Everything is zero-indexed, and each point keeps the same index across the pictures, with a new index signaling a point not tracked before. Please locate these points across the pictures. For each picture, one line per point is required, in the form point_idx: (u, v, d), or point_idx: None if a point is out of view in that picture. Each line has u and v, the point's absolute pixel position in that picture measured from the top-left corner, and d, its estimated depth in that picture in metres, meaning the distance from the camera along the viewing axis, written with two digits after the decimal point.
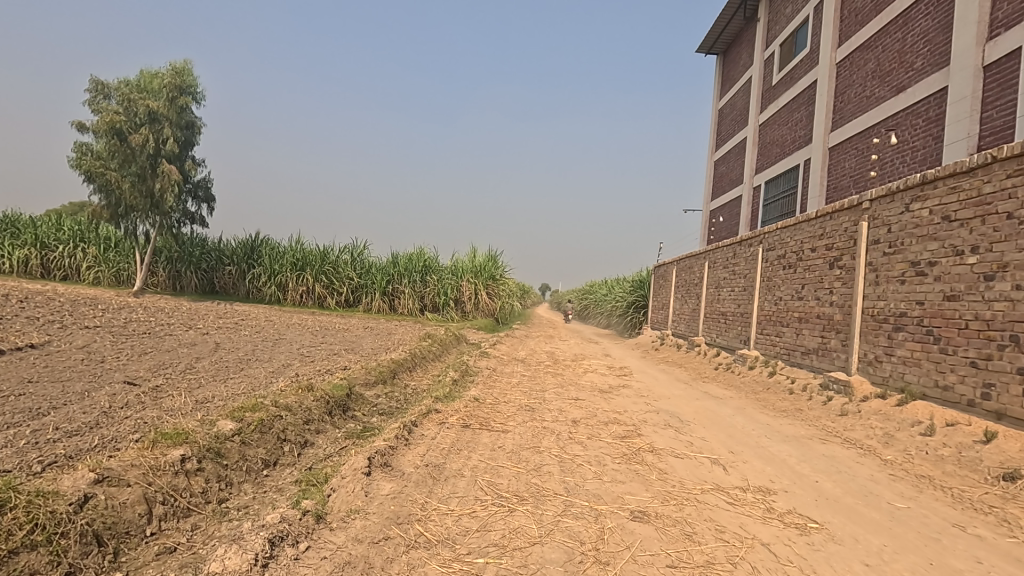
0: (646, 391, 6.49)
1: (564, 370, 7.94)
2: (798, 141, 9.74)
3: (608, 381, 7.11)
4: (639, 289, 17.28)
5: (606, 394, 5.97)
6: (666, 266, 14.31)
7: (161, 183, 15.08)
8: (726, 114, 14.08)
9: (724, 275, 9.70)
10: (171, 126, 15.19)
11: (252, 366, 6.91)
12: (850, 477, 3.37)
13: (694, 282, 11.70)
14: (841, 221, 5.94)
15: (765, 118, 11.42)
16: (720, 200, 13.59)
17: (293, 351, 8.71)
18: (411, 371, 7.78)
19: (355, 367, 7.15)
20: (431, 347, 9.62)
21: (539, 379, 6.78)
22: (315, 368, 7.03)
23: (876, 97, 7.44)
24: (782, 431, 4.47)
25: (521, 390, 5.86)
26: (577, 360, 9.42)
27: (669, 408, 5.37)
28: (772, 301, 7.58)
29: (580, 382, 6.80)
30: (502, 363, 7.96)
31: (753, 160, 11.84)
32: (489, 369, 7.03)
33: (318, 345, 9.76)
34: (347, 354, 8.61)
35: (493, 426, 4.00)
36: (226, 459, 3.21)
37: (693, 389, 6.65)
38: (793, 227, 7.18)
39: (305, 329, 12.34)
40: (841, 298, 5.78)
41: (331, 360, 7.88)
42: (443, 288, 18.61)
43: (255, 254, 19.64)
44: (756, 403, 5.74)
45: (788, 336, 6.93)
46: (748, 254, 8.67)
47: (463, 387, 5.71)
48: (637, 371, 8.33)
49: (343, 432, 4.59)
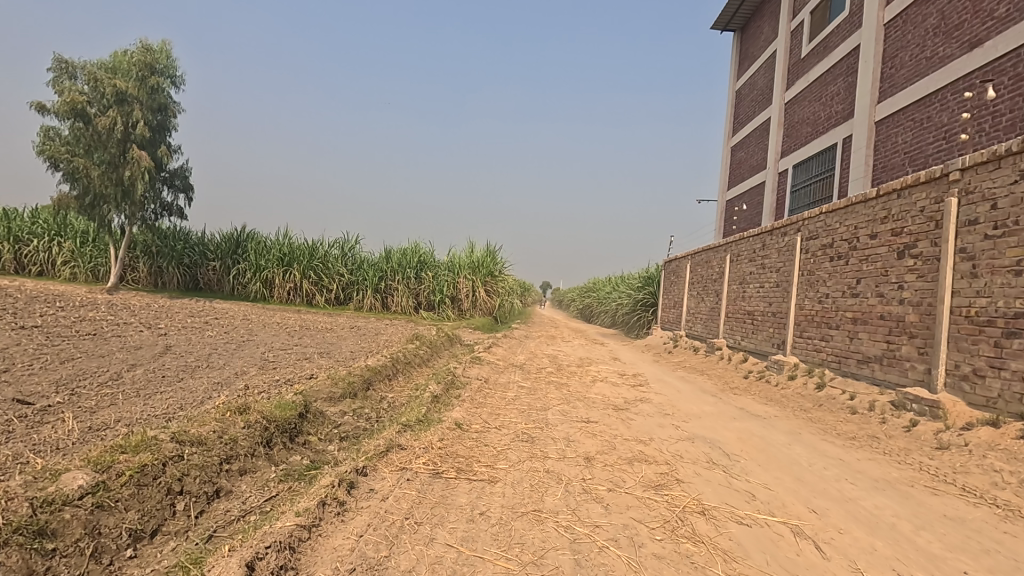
0: (670, 408, 5.34)
1: (569, 380, 6.78)
2: (834, 117, 8.59)
3: (621, 393, 5.99)
4: (647, 287, 16.17)
5: (623, 414, 4.82)
6: (679, 260, 13.16)
7: (131, 169, 13.95)
8: (745, 96, 12.93)
9: (751, 269, 8.56)
10: (141, 108, 14.04)
11: (195, 376, 5.73)
12: (1012, 565, 2.22)
13: (712, 278, 10.54)
14: (915, 199, 4.81)
15: (792, 95, 10.26)
16: (739, 188, 12.44)
17: (257, 355, 7.57)
18: (388, 381, 6.62)
19: (319, 378, 6.00)
20: (418, 351, 8.50)
21: (538, 393, 5.62)
22: (271, 378, 5.89)
23: (939, 58, 6.31)
24: (867, 473, 3.34)
25: (518, 409, 4.71)
26: (582, 366, 8.26)
27: (706, 435, 4.22)
28: (815, 299, 6.44)
29: (589, 397, 5.65)
30: (495, 371, 6.80)
31: (777, 142, 10.68)
32: (479, 380, 5.89)
33: (287, 348, 8.58)
34: (317, 360, 7.45)
35: (475, 472, 2.86)
36: (55, 542, 2.10)
37: (727, 405, 5.49)
38: (843, 210, 6.04)
39: (281, 329, 11.22)
40: (917, 294, 4.64)
41: (296, 367, 6.73)
42: (439, 285, 17.44)
43: (239, 249, 18.51)
44: (812, 426, 4.60)
45: (838, 340, 5.80)
46: (782, 245, 7.51)
47: (444, 405, 4.56)
48: (654, 381, 7.17)
49: (281, 472, 3.45)
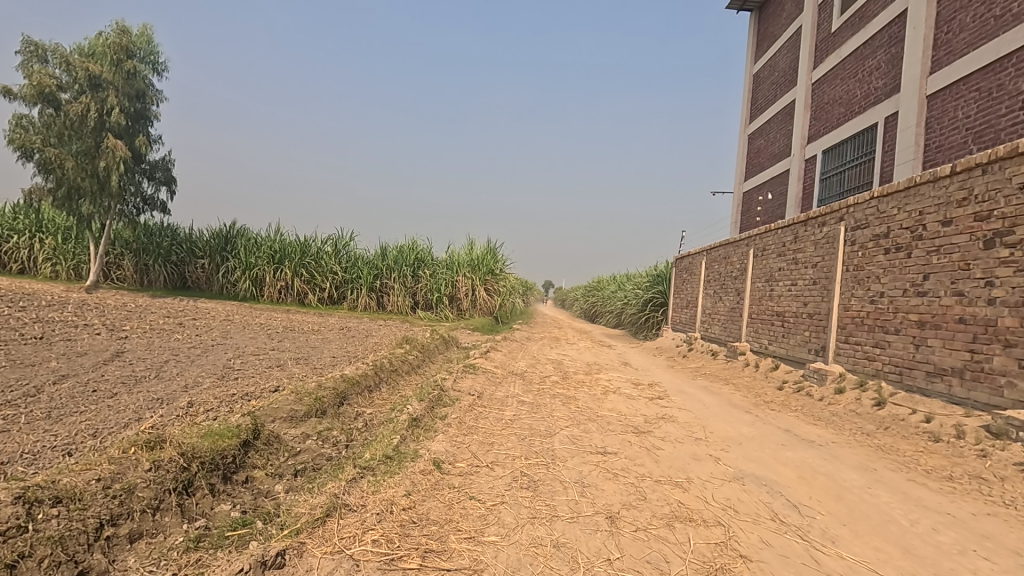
0: (701, 431, 4.40)
1: (577, 392, 5.86)
2: (874, 94, 7.65)
3: (640, 411, 5.10)
4: (656, 285, 15.26)
5: (647, 442, 3.90)
6: (693, 256, 12.23)
7: (106, 160, 13.05)
8: (763, 79, 12.00)
9: (780, 264, 7.63)
10: (116, 94, 13.10)
11: (132, 390, 4.80)
12: None
13: (731, 275, 9.62)
14: (1009, 174, 3.89)
15: (820, 74, 9.33)
16: (759, 179, 11.52)
17: (222, 362, 6.65)
18: (366, 394, 5.69)
19: (282, 393, 5.07)
20: (406, 358, 7.61)
21: (540, 411, 4.69)
22: (223, 393, 4.96)
23: (1014, 15, 5.39)
24: (999, 540, 2.41)
25: (517, 435, 3.78)
26: (590, 374, 7.33)
27: (757, 472, 3.31)
28: (865, 298, 5.50)
29: (604, 415, 4.74)
30: (491, 382, 5.87)
31: (803, 126, 9.75)
32: (471, 394, 4.96)
33: (260, 353, 7.66)
34: (290, 369, 6.53)
35: (450, 555, 1.96)
36: None
37: (768, 427, 4.56)
38: (903, 193, 5.11)
39: (261, 331, 10.31)
40: (1016, 292, 3.71)
41: (262, 378, 5.82)
42: (437, 284, 16.54)
43: (228, 246, 17.62)
44: (886, 457, 3.67)
45: (899, 348, 4.87)
46: (820, 236, 6.57)
47: (424, 432, 3.63)
48: (674, 393, 6.24)
49: (193, 533, 2.55)
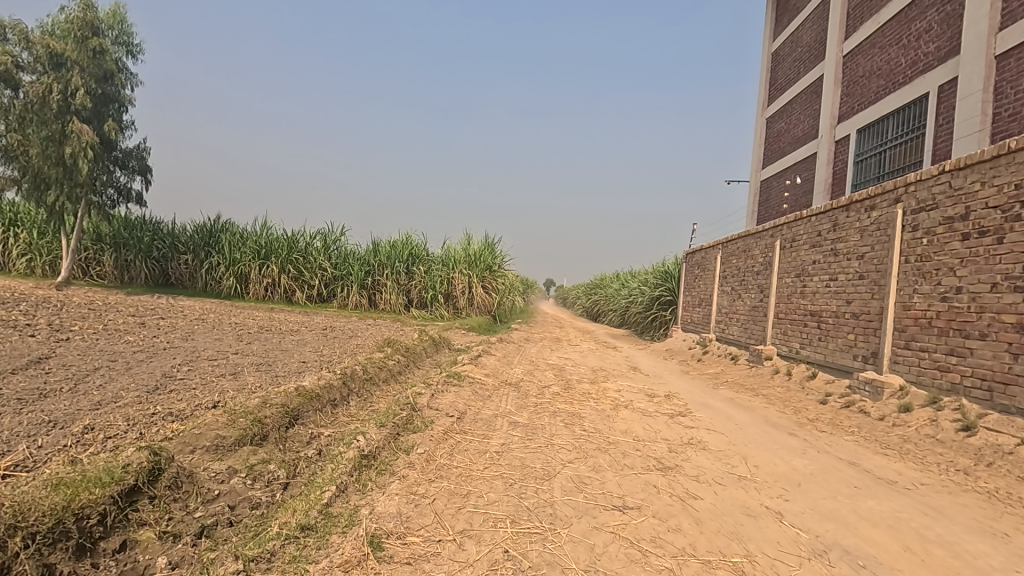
0: (744, 467, 3.41)
1: (582, 408, 4.85)
2: (924, 60, 6.65)
3: (661, 435, 4.11)
4: (664, 282, 14.27)
5: (678, 488, 2.91)
6: (706, 250, 11.24)
7: (71, 145, 12.05)
8: (784, 57, 11.00)
9: (816, 256, 6.62)
10: (81, 73, 12.11)
11: (22, 410, 3.79)
12: None
13: (753, 270, 8.63)
14: None
15: (853, 45, 8.31)
16: (781, 165, 10.52)
17: (165, 369, 5.65)
18: (326, 412, 4.69)
19: (215, 411, 4.07)
20: (386, 364, 6.61)
21: (537, 437, 3.70)
22: (140, 413, 3.96)
23: None
24: None
25: (503, 480, 2.80)
26: (595, 382, 6.34)
27: (842, 541, 2.33)
28: (933, 295, 4.49)
29: (619, 443, 3.75)
30: (479, 395, 4.89)
31: (833, 103, 8.74)
32: (451, 414, 3.97)
33: (217, 358, 6.66)
34: (246, 378, 5.56)
35: None
36: None
37: (827, 460, 3.58)
38: (988, 163, 4.10)
39: (233, 332, 9.32)
40: None
41: (202, 391, 4.82)
42: (431, 281, 15.56)
43: (211, 240, 16.63)
44: (1011, 512, 2.67)
45: (987, 357, 3.88)
46: (870, 222, 5.56)
47: (375, 479, 2.64)
48: (698, 408, 5.26)
49: None
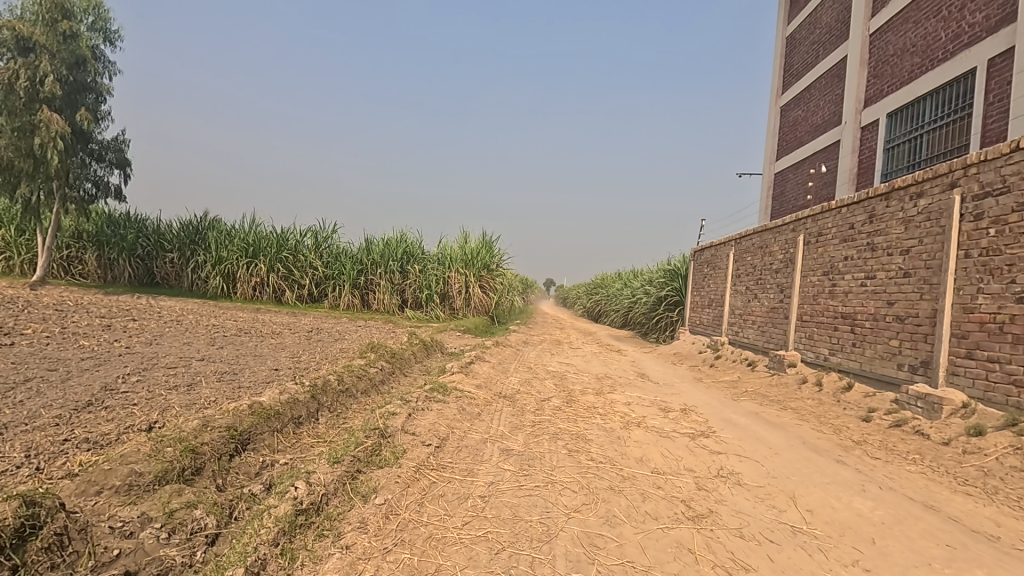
0: (795, 514, 2.71)
1: (588, 429, 4.13)
2: (969, 31, 5.94)
3: (685, 466, 3.40)
4: (671, 281, 13.55)
5: (720, 552, 2.22)
6: (717, 247, 10.53)
7: (40, 136, 11.33)
8: (800, 40, 10.29)
9: (848, 252, 5.90)
10: (50, 59, 11.44)
11: None
12: None
13: (771, 268, 7.91)
14: None
15: (881, 21, 7.59)
16: (799, 155, 9.82)
17: (109, 379, 4.91)
18: (286, 432, 3.97)
19: (144, 435, 3.34)
20: (367, 373, 5.89)
21: (534, 473, 2.98)
22: (48, 439, 3.22)
23: None
24: None
25: (488, 546, 2.09)
26: (601, 394, 5.63)
27: None
28: (1005, 295, 3.78)
29: (635, 479, 3.03)
30: (468, 413, 4.17)
31: (858, 85, 8.03)
32: (429, 441, 3.26)
33: (177, 366, 5.93)
34: (202, 391, 4.83)
35: None
36: None
37: (897, 503, 2.86)
38: None
39: (207, 335, 8.57)
40: None
41: (141, 408, 4.08)
42: (427, 280, 14.82)
43: (197, 238, 15.89)
44: None
45: None
46: (919, 212, 4.84)
47: (308, 552, 1.92)
48: (721, 426, 4.55)
49: None
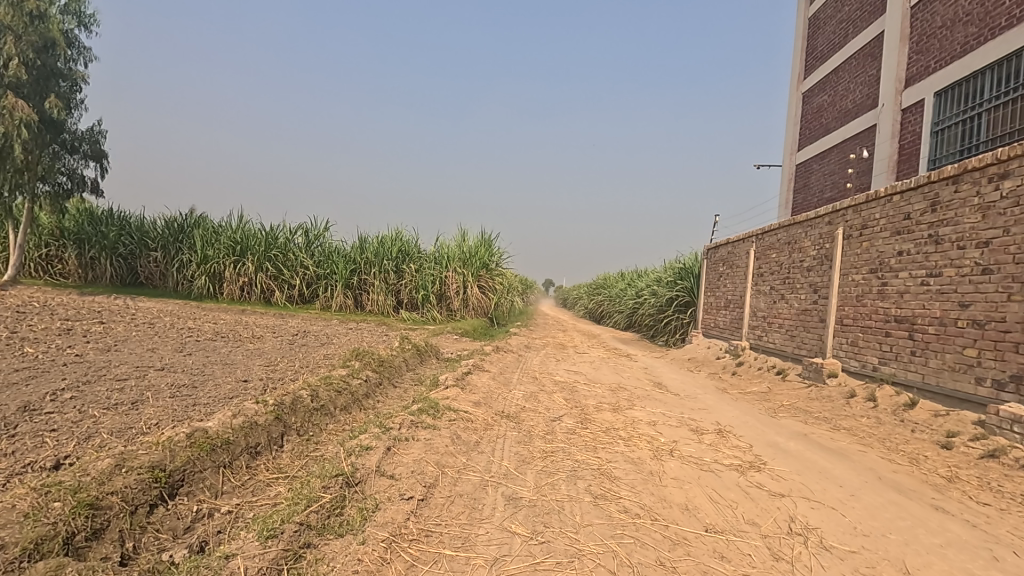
0: None
1: (612, 462, 3.34)
2: None
3: (748, 520, 2.60)
4: (681, 282, 12.75)
5: None
6: (736, 244, 9.72)
7: (4, 124, 10.50)
8: (826, 19, 9.50)
9: (904, 245, 5.10)
10: (16, 41, 10.62)
11: None
12: None
13: (802, 265, 7.12)
14: None
15: None
16: (827, 142, 9.02)
17: (34, 396, 4.07)
18: (236, 468, 3.16)
19: (35, 480, 2.51)
20: (348, 385, 5.08)
21: (553, 538, 2.18)
22: None
23: None
24: None
25: None
26: (620, 411, 4.82)
27: None
28: None
29: (690, 547, 2.23)
30: (465, 442, 3.38)
31: (898, 62, 7.24)
32: (413, 492, 2.46)
33: (128, 378, 5.10)
34: (145, 410, 4.01)
35: None
36: None
37: None
38: None
39: (176, 340, 7.72)
40: None
41: (57, 436, 3.26)
42: (423, 280, 13.99)
43: (182, 235, 15.02)
44: None
45: None
46: (1006, 195, 4.03)
47: None
48: (770, 455, 3.76)
49: None
